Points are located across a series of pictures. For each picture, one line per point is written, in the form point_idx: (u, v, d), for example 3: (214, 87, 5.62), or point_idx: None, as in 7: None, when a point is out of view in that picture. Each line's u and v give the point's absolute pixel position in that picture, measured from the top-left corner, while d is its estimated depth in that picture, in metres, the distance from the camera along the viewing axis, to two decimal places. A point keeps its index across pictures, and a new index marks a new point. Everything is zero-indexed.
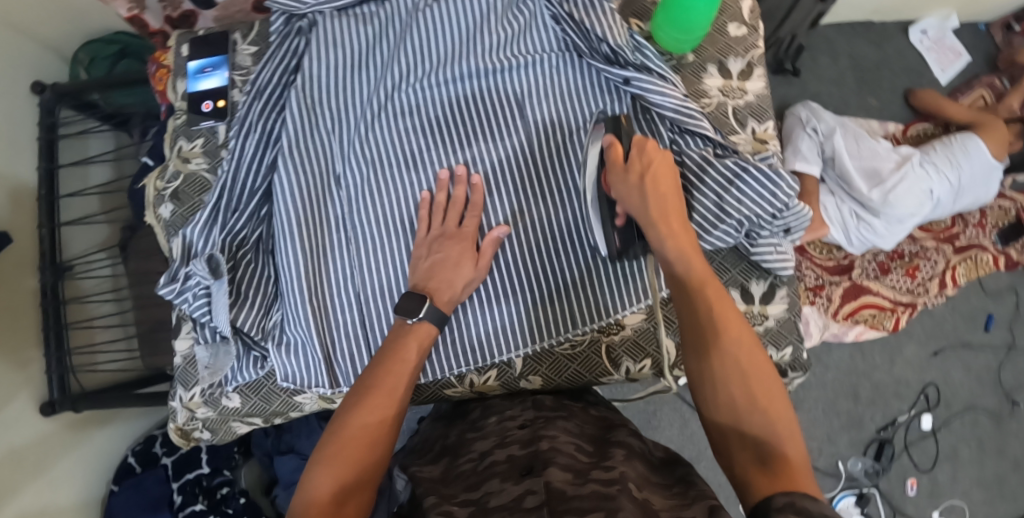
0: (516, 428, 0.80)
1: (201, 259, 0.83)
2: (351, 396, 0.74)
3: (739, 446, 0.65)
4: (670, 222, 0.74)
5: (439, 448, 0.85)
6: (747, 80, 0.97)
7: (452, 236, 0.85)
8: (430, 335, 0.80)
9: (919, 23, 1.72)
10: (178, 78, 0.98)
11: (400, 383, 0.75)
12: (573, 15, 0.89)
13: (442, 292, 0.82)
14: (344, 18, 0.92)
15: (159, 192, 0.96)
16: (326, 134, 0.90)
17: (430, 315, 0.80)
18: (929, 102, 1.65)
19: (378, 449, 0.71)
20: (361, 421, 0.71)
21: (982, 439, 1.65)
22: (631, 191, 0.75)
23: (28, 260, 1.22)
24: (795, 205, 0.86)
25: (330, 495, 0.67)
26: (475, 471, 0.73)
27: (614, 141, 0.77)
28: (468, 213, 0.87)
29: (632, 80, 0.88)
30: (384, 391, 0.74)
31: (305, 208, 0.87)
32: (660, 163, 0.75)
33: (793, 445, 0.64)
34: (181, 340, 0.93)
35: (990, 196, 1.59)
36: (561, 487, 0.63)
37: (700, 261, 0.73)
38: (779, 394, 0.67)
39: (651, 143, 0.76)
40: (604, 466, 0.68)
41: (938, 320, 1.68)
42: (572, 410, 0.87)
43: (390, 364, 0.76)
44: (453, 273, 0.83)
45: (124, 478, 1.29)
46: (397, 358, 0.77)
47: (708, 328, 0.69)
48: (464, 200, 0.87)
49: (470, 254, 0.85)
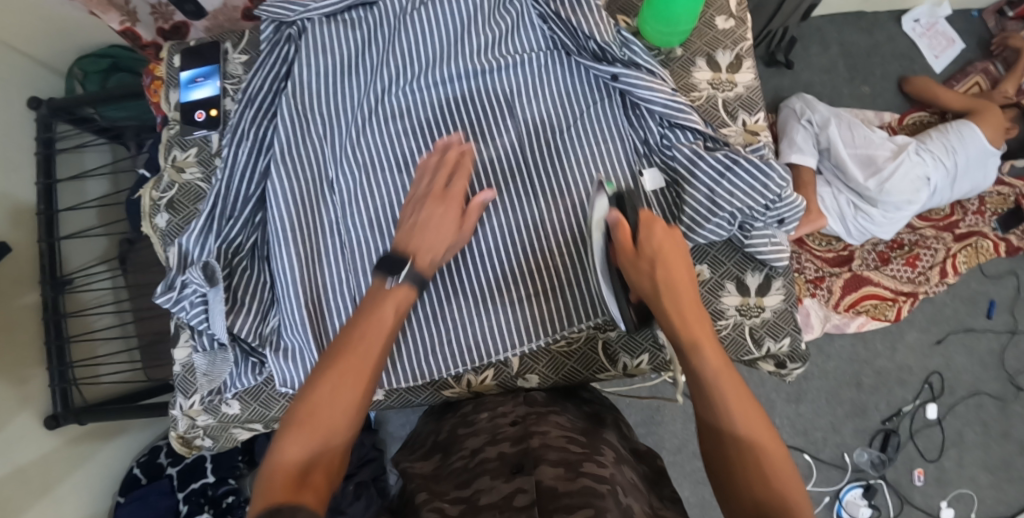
0: (507, 424, 0.81)
1: (197, 268, 0.83)
2: (323, 360, 0.72)
3: (728, 478, 0.66)
4: (686, 317, 0.74)
5: (432, 444, 0.87)
6: (736, 72, 0.97)
7: (438, 198, 0.83)
8: (409, 299, 0.78)
9: (911, 11, 1.72)
10: (170, 89, 0.99)
11: (374, 344, 0.73)
12: (560, 13, 0.90)
13: (422, 254, 0.80)
14: (333, 24, 0.92)
15: (155, 202, 0.96)
16: (318, 140, 0.90)
17: (409, 277, 0.78)
18: (924, 89, 1.65)
19: (351, 415, 0.70)
20: (332, 383, 0.70)
21: (988, 425, 1.63)
22: (642, 276, 0.76)
23: (27, 276, 1.22)
24: (788, 196, 0.86)
25: (300, 460, 0.66)
26: (466, 469, 0.74)
27: (620, 221, 0.77)
28: (458, 176, 0.84)
29: (620, 76, 0.89)
30: (357, 353, 0.72)
31: (298, 215, 0.88)
32: (671, 246, 0.77)
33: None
34: (180, 349, 0.94)
35: (988, 183, 1.59)
36: (551, 485, 0.65)
37: (717, 353, 0.72)
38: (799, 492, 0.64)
39: (659, 224, 0.77)
40: (597, 460, 0.70)
41: (939, 307, 1.67)
42: (565, 406, 0.88)
43: (365, 324, 0.74)
44: (436, 235, 0.81)
45: (130, 489, 1.30)
46: (372, 318, 0.75)
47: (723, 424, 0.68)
48: (455, 163, 0.85)
49: (456, 215, 0.83)
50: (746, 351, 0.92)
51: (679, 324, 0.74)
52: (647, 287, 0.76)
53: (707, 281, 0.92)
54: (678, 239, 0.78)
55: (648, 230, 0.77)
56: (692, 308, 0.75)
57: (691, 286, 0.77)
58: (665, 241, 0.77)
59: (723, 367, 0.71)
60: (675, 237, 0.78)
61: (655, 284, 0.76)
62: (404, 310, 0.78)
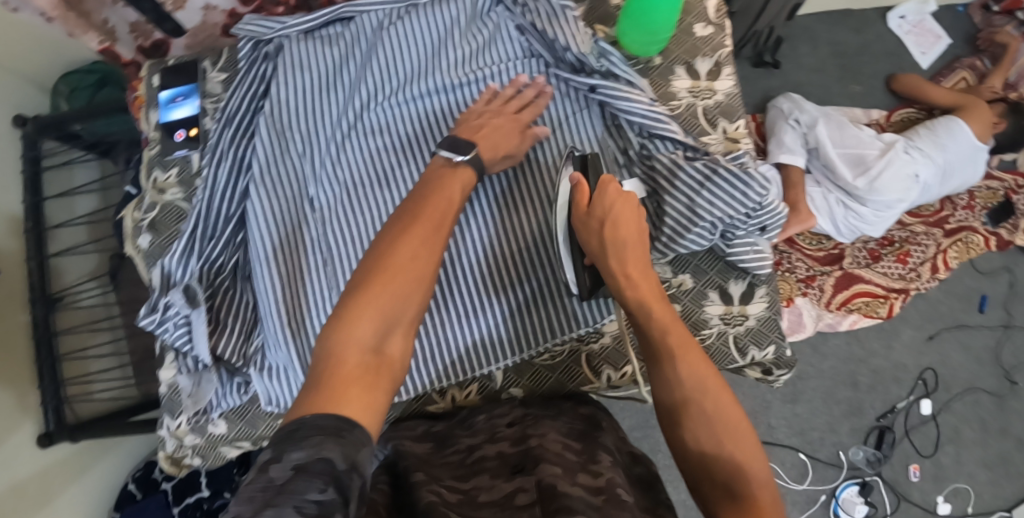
0: (505, 426, 0.83)
1: (178, 291, 0.84)
2: (388, 232, 0.70)
3: (700, 473, 0.66)
4: (632, 276, 0.75)
5: (425, 429, 0.87)
6: (716, 80, 0.97)
7: (508, 112, 0.85)
8: (470, 183, 0.77)
9: (897, 9, 1.73)
10: (150, 108, 0.99)
11: (442, 220, 0.72)
12: (536, 24, 0.91)
13: (488, 149, 0.81)
14: (310, 41, 0.93)
15: (137, 222, 0.97)
16: (298, 157, 0.90)
17: (473, 163, 0.78)
18: (911, 86, 1.65)
19: (421, 291, 0.67)
20: (405, 253, 0.67)
21: (984, 420, 1.64)
22: (592, 237, 0.77)
23: (18, 294, 1.21)
24: (769, 202, 0.87)
25: (372, 333, 0.63)
26: (463, 464, 0.77)
27: (580, 181, 0.79)
28: (529, 109, 0.87)
29: (597, 88, 0.89)
30: (427, 225, 0.70)
31: (280, 235, 0.88)
32: (625, 205, 0.77)
33: (762, 488, 0.64)
34: (165, 371, 0.91)
35: (976, 178, 1.59)
36: (552, 482, 0.64)
37: (665, 309, 0.73)
38: (750, 440, 0.66)
39: (614, 185, 0.78)
40: (592, 470, 0.70)
41: (933, 303, 1.67)
42: (561, 409, 0.88)
43: (431, 199, 0.73)
44: (500, 138, 0.83)
45: (125, 505, 1.30)
46: (439, 193, 0.73)
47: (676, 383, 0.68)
48: (530, 101, 0.87)
49: (516, 124, 0.85)
50: (732, 360, 0.93)
51: (626, 280, 0.75)
52: (595, 246, 0.77)
53: (690, 290, 0.92)
54: (633, 200, 0.78)
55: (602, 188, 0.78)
56: (642, 263, 0.76)
57: (642, 240, 0.77)
58: (619, 197, 0.77)
59: (707, 374, 0.68)
60: (628, 196, 0.78)
61: (604, 238, 0.76)
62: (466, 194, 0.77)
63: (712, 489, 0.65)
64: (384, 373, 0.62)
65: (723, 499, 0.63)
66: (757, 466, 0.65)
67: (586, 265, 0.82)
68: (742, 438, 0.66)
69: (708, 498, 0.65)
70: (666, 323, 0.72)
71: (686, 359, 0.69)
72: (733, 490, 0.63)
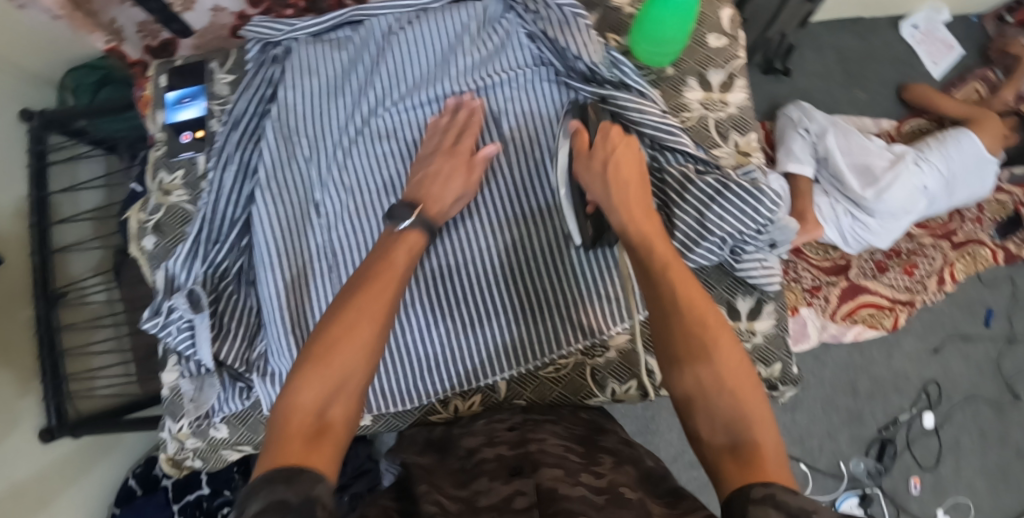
0: (504, 429, 0.83)
1: (181, 294, 0.83)
2: (339, 298, 0.71)
3: (702, 420, 0.63)
4: (633, 211, 0.76)
5: (426, 439, 0.88)
6: (728, 92, 0.97)
7: (446, 152, 0.85)
8: (419, 244, 0.78)
9: (909, 17, 1.71)
10: (155, 109, 0.98)
11: (393, 281, 0.72)
12: (547, 32, 0.90)
13: (434, 203, 0.81)
14: (318, 45, 0.92)
15: (142, 224, 0.96)
16: (305, 162, 0.90)
17: (419, 222, 0.79)
18: (922, 97, 1.64)
19: (369, 352, 0.68)
20: (352, 318, 0.68)
21: (985, 432, 1.63)
22: (594, 176, 0.78)
23: (20, 290, 1.21)
24: (780, 219, 0.86)
25: (318, 397, 0.64)
26: (463, 468, 0.76)
27: (579, 128, 0.82)
28: (465, 135, 0.86)
29: (609, 98, 0.88)
30: (377, 289, 0.71)
31: (285, 240, 0.87)
32: (626, 148, 0.80)
33: (764, 432, 0.61)
34: (168, 372, 0.94)
35: (985, 192, 1.58)
36: (551, 486, 0.64)
37: (663, 244, 0.73)
38: (750, 379, 0.64)
39: (615, 129, 0.81)
40: (594, 471, 0.70)
41: (936, 314, 1.66)
42: (561, 412, 0.89)
43: (382, 263, 0.74)
44: (444, 187, 0.82)
45: (125, 501, 1.30)
46: (389, 258, 0.74)
47: (676, 314, 0.67)
48: (465, 123, 0.87)
49: (463, 167, 0.84)
50: None
51: (628, 214, 0.75)
52: (597, 184, 0.78)
53: None
54: (633, 146, 0.81)
55: (604, 132, 0.81)
56: (642, 201, 0.78)
57: (642, 182, 0.80)
58: (620, 142, 0.80)
59: (736, 364, 0.64)
60: (629, 141, 0.81)
61: (608, 174, 0.78)
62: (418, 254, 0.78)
63: (714, 437, 0.61)
64: (332, 433, 0.62)
65: (725, 446, 0.60)
66: (761, 415, 0.62)
67: (587, 213, 0.83)
68: (743, 374, 0.64)
69: (710, 448, 0.61)
70: (665, 256, 0.72)
71: (689, 303, 0.67)
72: (735, 435, 0.60)
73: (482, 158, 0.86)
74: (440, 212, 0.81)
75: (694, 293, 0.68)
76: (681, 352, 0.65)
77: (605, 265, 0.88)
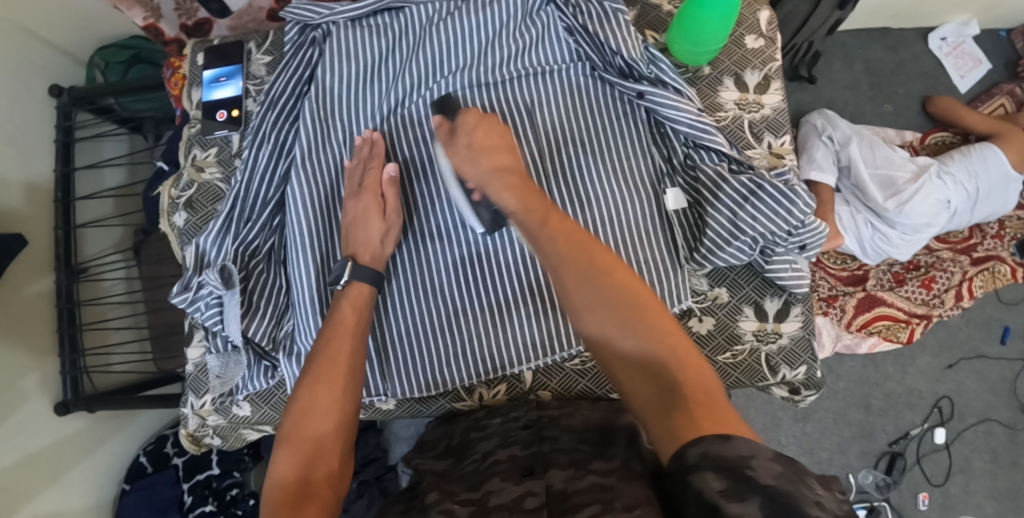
0: (519, 429, 0.83)
1: (213, 270, 0.84)
2: (299, 377, 0.75)
3: (624, 375, 0.66)
4: (505, 179, 0.77)
5: (445, 446, 0.88)
6: (764, 93, 0.97)
7: (356, 194, 0.85)
8: (364, 296, 0.81)
9: (938, 30, 1.69)
10: (193, 87, 0.99)
11: (344, 342, 0.76)
12: (587, 26, 0.90)
13: (362, 252, 0.84)
14: (357, 29, 0.91)
15: (173, 199, 0.97)
16: (338, 145, 0.90)
17: (356, 276, 0.82)
18: (948, 110, 1.62)
19: (336, 419, 0.72)
20: (309, 391, 0.73)
21: (997, 452, 1.61)
22: (463, 159, 0.79)
23: (43, 263, 1.21)
24: (811, 222, 0.85)
25: (295, 469, 0.69)
26: (476, 471, 0.76)
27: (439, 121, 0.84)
28: (370, 168, 0.86)
29: (647, 94, 0.88)
30: (328, 354, 0.75)
31: (317, 221, 0.88)
32: (485, 124, 0.81)
33: (678, 362, 0.64)
34: (193, 348, 0.94)
35: (1009, 208, 1.56)
36: (561, 487, 0.67)
37: (539, 202, 0.76)
38: (656, 307, 0.68)
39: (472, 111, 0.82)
40: (606, 455, 0.71)
41: (952, 330, 1.65)
42: (579, 405, 0.88)
43: (333, 326, 0.78)
44: (365, 231, 0.84)
45: (136, 478, 1.31)
46: (337, 318, 0.78)
47: (566, 272, 0.70)
48: (370, 156, 0.87)
49: (376, 205, 0.85)
50: (761, 377, 0.91)
51: (501, 185, 0.76)
52: (469, 165, 0.79)
53: (725, 305, 0.92)
54: (494, 121, 0.83)
55: (461, 117, 0.82)
56: (516, 168, 0.79)
57: (512, 150, 0.81)
58: (481, 120, 0.82)
59: (634, 293, 0.69)
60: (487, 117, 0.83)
61: (472, 152, 0.79)
62: (369, 305, 0.81)
63: (641, 388, 0.65)
64: (317, 496, 0.67)
65: (652, 395, 0.64)
66: (683, 348, 0.65)
67: (475, 199, 0.83)
68: (654, 306, 0.68)
69: (638, 401, 0.65)
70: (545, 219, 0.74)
71: (568, 264, 0.71)
72: (660, 381, 0.64)
73: (387, 183, 0.86)
74: (374, 260, 0.84)
75: (579, 248, 0.71)
76: (604, 322, 0.68)
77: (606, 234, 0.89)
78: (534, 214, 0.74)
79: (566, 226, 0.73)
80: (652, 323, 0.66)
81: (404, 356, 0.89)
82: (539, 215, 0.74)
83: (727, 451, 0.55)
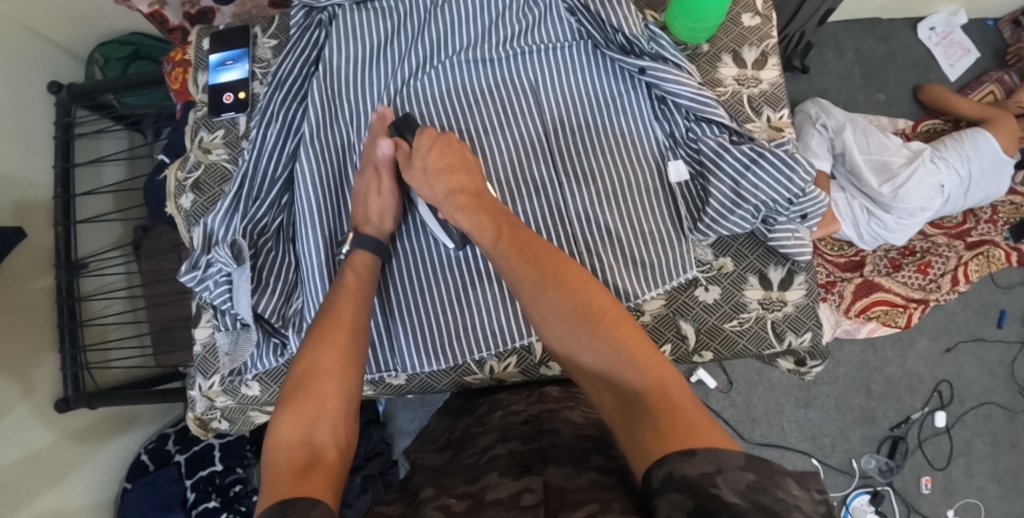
0: (518, 423, 0.81)
1: (224, 246, 0.85)
2: (302, 343, 0.76)
3: (589, 384, 0.70)
4: (458, 200, 0.79)
5: (445, 440, 0.87)
6: (761, 69, 0.99)
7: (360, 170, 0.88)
8: (366, 263, 0.84)
9: (927, 19, 1.71)
10: (199, 72, 1.01)
11: (346, 308, 0.79)
12: (589, 6, 0.92)
13: (364, 225, 0.87)
14: (363, 12, 0.93)
15: (181, 182, 0.98)
16: (345, 125, 0.92)
17: (360, 244, 0.85)
18: (938, 97, 1.64)
19: (341, 380, 0.73)
20: (314, 354, 0.74)
21: (997, 435, 1.61)
22: (420, 182, 0.82)
23: (42, 258, 1.20)
24: (812, 190, 0.88)
25: (300, 431, 0.68)
26: (475, 465, 0.75)
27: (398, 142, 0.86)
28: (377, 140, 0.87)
29: (647, 70, 0.90)
30: (331, 319, 0.77)
31: (325, 199, 0.90)
32: (440, 145, 0.82)
33: (634, 368, 0.66)
34: (202, 328, 0.96)
35: (1001, 191, 1.58)
36: (559, 484, 0.65)
37: (489, 217, 0.78)
38: (612, 306, 0.71)
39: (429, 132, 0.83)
40: (607, 453, 0.70)
41: (949, 315, 1.66)
42: (578, 400, 0.86)
43: (335, 296, 0.80)
44: (365, 207, 0.87)
45: (136, 476, 1.29)
46: (339, 287, 0.81)
47: (522, 281, 0.74)
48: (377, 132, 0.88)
49: (375, 181, 0.87)
50: (768, 345, 0.93)
51: (455, 209, 0.79)
52: (426, 187, 0.81)
53: (730, 274, 0.93)
54: (449, 137, 0.83)
55: (416, 140, 0.83)
56: (472, 186, 0.80)
57: (471, 168, 0.82)
58: (436, 140, 0.82)
59: (592, 296, 0.71)
60: (447, 136, 0.83)
61: (428, 175, 0.81)
62: (367, 275, 0.84)
63: (604, 396, 0.68)
64: (324, 458, 0.67)
65: (616, 404, 0.66)
66: (645, 357, 0.67)
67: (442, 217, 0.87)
68: (614, 312, 0.71)
69: (604, 409, 0.68)
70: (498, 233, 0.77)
71: (524, 279, 0.74)
72: (619, 390, 0.66)
73: (383, 162, 0.87)
74: (375, 230, 0.87)
75: (530, 258, 0.74)
76: (557, 330, 0.72)
77: (608, 209, 0.90)
78: (483, 233, 0.77)
79: (517, 241, 0.76)
80: (611, 327, 0.69)
81: (444, 324, 0.90)
82: (491, 237, 0.77)
83: (690, 470, 0.55)
